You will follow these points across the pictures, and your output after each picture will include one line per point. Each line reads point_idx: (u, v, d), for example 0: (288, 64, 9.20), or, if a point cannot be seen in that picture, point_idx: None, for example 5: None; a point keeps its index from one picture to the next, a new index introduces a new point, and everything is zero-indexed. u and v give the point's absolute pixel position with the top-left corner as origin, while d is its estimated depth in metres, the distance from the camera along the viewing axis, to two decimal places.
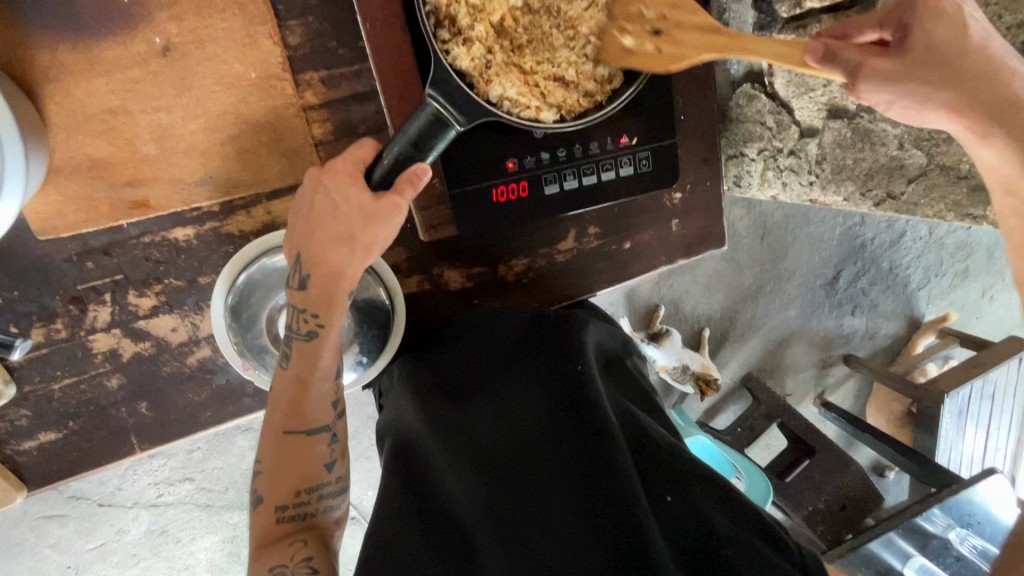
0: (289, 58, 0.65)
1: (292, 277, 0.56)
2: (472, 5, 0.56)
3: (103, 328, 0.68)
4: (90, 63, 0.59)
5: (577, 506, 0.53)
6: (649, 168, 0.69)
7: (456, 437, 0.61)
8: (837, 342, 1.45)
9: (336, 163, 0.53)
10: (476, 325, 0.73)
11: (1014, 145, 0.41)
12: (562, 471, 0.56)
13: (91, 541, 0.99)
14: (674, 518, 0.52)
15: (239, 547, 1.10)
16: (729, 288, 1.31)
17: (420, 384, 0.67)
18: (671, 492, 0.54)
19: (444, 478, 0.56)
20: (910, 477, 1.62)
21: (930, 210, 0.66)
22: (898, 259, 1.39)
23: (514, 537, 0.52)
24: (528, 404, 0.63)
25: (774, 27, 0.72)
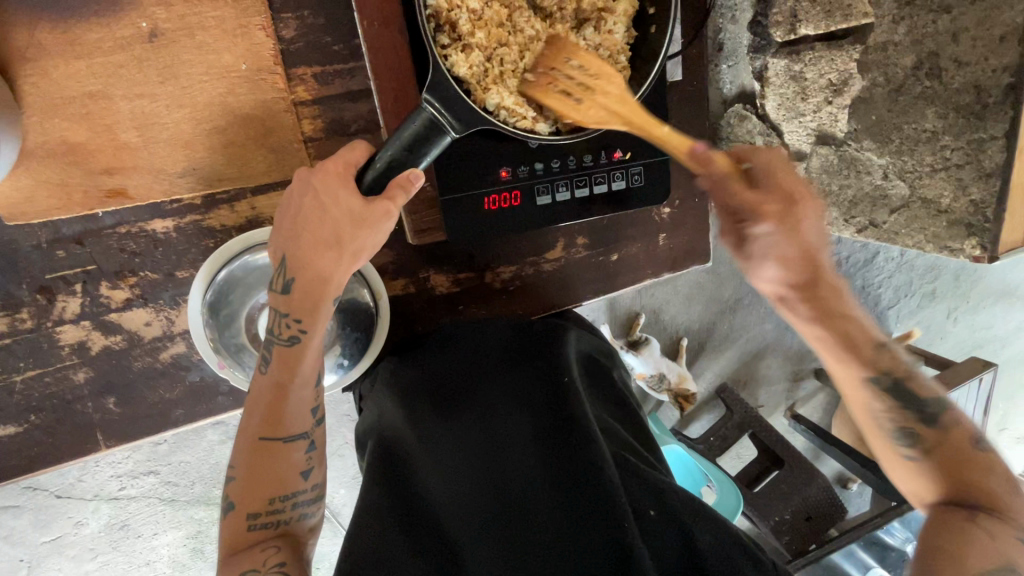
0: (282, 51, 0.63)
1: (274, 280, 0.52)
2: (472, 11, 0.55)
3: (73, 319, 0.65)
4: (70, 45, 0.56)
5: (561, 513, 0.54)
6: (641, 184, 0.70)
7: (441, 441, 0.61)
8: (809, 357, 1.48)
9: (327, 164, 0.51)
10: (461, 331, 0.73)
11: (816, 315, 0.53)
12: (546, 477, 0.56)
13: (47, 534, 0.95)
14: (659, 535, 0.51)
15: (203, 543, 1.07)
16: (708, 299, 1.33)
17: (406, 386, 0.67)
18: (655, 506, 0.53)
19: (426, 481, 0.57)
20: (872, 490, 1.67)
21: (911, 241, 0.63)
22: (871, 279, 1.41)
23: (497, 540, 0.52)
24: (514, 411, 0.63)
25: (767, 51, 0.75)
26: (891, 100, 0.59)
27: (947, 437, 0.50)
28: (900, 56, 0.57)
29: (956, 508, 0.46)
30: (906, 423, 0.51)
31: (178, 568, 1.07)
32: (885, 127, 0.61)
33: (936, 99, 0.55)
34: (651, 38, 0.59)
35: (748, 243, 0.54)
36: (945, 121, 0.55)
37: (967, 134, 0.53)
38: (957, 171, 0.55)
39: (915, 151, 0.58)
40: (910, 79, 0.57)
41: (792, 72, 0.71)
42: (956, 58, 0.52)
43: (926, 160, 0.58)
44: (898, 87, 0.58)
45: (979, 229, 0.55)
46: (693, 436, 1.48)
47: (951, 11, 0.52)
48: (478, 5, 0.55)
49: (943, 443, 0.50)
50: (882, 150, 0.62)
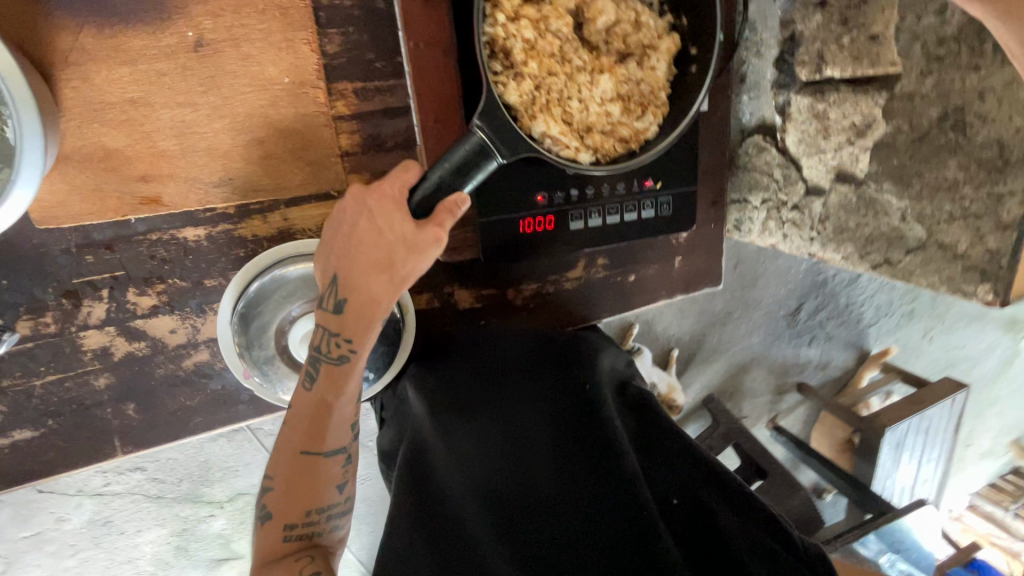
0: (325, 66, 0.63)
1: (326, 300, 0.53)
2: (527, 40, 0.55)
3: (97, 325, 0.64)
4: (115, 50, 0.55)
5: (587, 510, 0.58)
6: (668, 213, 0.71)
7: (462, 445, 0.63)
8: (793, 371, 1.52)
9: (382, 186, 0.52)
10: (482, 338, 0.74)
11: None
12: (569, 477, 0.61)
13: (24, 529, 0.89)
14: (681, 522, 0.59)
15: (188, 542, 1.00)
16: (700, 311, 1.37)
17: (429, 391, 0.67)
18: (676, 495, 0.61)
19: (451, 489, 0.60)
20: (846, 500, 1.73)
21: (926, 281, 0.65)
22: (853, 297, 1.49)
23: (529, 543, 0.56)
24: (536, 414, 0.65)
25: (792, 88, 0.77)
26: (915, 147, 0.62)
27: None
28: (926, 107, 0.60)
29: None
30: None
31: (162, 566, 1.01)
32: (907, 172, 0.64)
33: (959, 150, 0.58)
34: (691, 78, 0.61)
35: None
36: (966, 173, 0.58)
37: (987, 187, 0.56)
38: (974, 221, 0.58)
39: (935, 198, 0.62)
40: (933, 129, 0.60)
41: (816, 111, 0.74)
42: (982, 115, 0.55)
43: (945, 208, 0.61)
44: (921, 136, 0.61)
45: (992, 275, 0.57)
46: None
47: (980, 70, 0.54)
48: (533, 34, 0.56)
49: None
50: (902, 194, 0.65)
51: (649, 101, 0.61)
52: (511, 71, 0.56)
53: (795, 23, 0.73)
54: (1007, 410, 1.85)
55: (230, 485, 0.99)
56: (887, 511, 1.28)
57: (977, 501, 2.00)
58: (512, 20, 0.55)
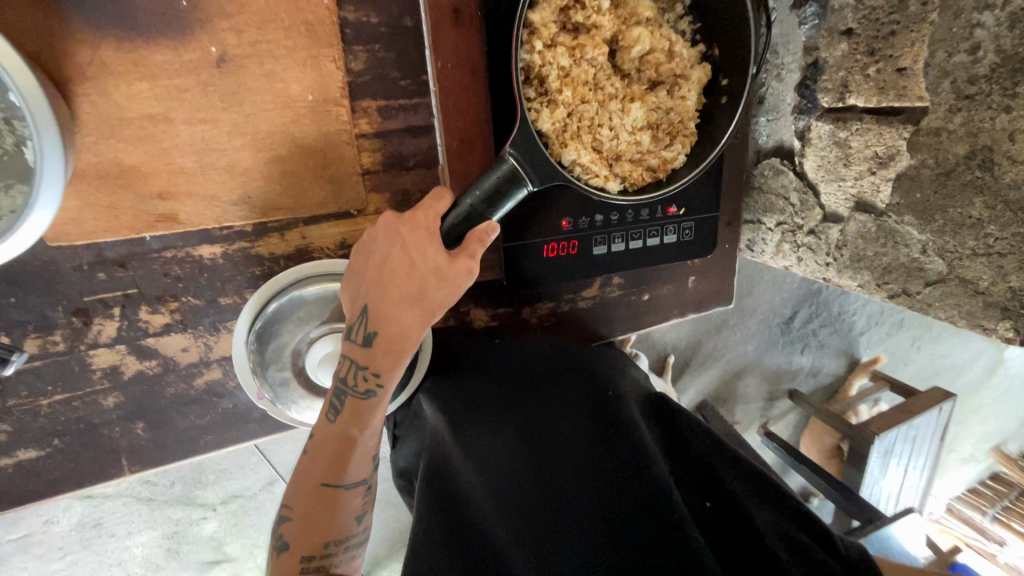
0: (349, 83, 0.62)
1: (355, 331, 0.52)
2: (563, 67, 0.55)
3: (107, 343, 0.63)
4: (135, 65, 0.54)
5: (614, 511, 0.58)
6: (690, 238, 0.71)
7: (487, 450, 0.63)
8: (785, 377, 1.54)
9: (415, 216, 0.51)
10: (501, 353, 0.76)
11: None
12: (599, 477, 0.61)
13: (13, 532, 0.88)
14: (714, 524, 0.62)
15: (181, 544, 0.98)
16: (696, 319, 1.37)
17: (450, 402, 0.68)
18: (709, 498, 0.63)
19: (479, 494, 0.59)
20: (833, 505, 1.76)
21: (943, 314, 0.66)
22: (847, 305, 1.50)
23: (562, 544, 0.56)
24: (561, 421, 0.66)
25: (813, 113, 0.77)
26: (939, 182, 0.63)
27: None
28: (953, 144, 0.60)
29: None
30: None
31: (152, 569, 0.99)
32: (930, 207, 0.64)
33: (986, 188, 0.58)
34: (721, 109, 0.61)
35: None
36: (992, 212, 0.58)
37: (1013, 227, 0.56)
38: (998, 259, 0.58)
39: (957, 233, 0.62)
40: (960, 166, 0.60)
41: (837, 138, 0.74)
42: (1010, 155, 0.55)
43: (967, 244, 0.61)
44: (947, 172, 0.61)
45: (1013, 313, 0.58)
46: None
47: (1010, 111, 0.54)
48: (568, 61, 0.55)
49: None
50: (924, 227, 0.65)
51: (676, 130, 0.61)
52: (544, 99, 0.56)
53: (819, 50, 0.74)
54: (989, 418, 1.88)
55: (225, 487, 0.97)
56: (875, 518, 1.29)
57: (955, 504, 2.06)
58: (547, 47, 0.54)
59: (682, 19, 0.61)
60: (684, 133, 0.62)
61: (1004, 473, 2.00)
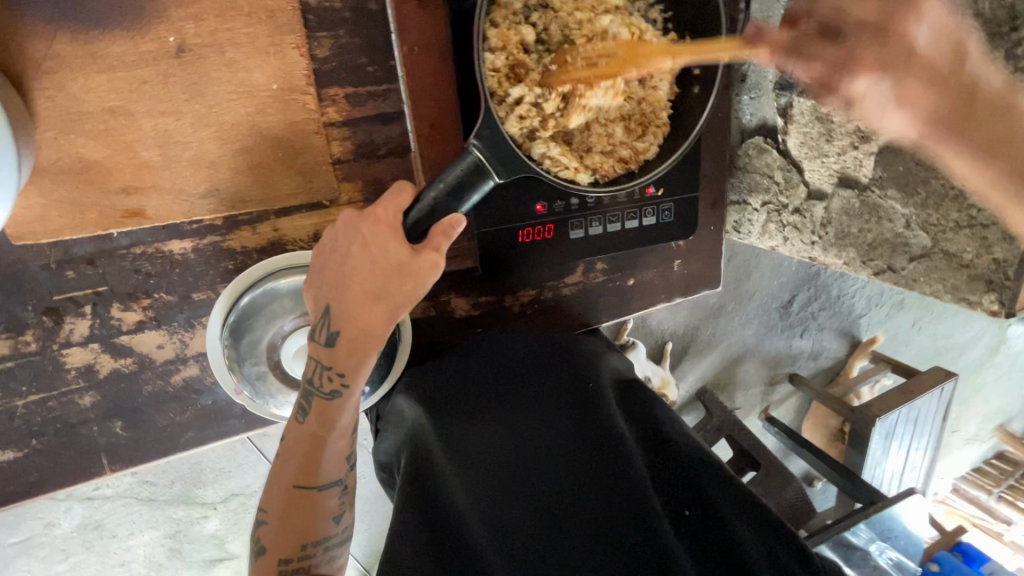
0: (315, 71, 0.60)
1: (317, 331, 0.51)
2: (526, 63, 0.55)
3: (80, 342, 0.62)
4: (91, 57, 0.52)
5: (598, 519, 0.60)
6: (670, 219, 0.70)
7: (470, 449, 0.63)
8: (784, 361, 1.53)
9: (377, 211, 0.50)
10: (482, 341, 0.74)
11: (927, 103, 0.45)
12: (586, 485, 0.62)
13: (15, 535, 0.88)
14: (694, 533, 0.61)
15: (183, 544, 0.99)
16: (694, 305, 1.36)
17: (429, 397, 0.67)
18: (688, 506, 0.63)
19: (461, 497, 0.60)
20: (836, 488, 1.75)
21: (928, 290, 0.65)
22: (847, 288, 1.48)
23: (542, 551, 0.58)
24: (542, 419, 0.66)
25: (793, 89, 0.75)
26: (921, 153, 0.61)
27: None
28: None
29: None
30: None
31: (155, 569, 0.99)
32: (912, 179, 0.63)
33: None
34: (694, 98, 0.60)
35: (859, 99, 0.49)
36: None
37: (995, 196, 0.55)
38: (981, 231, 0.57)
39: (941, 207, 0.61)
40: None
41: (819, 113, 0.71)
42: None
43: (950, 217, 0.60)
44: None
45: (998, 286, 0.57)
46: None
47: None
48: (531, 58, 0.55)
49: None
50: (907, 200, 0.64)
51: (648, 119, 0.61)
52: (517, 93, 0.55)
53: None
54: (992, 397, 1.87)
55: (224, 486, 0.97)
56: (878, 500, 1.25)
57: (961, 484, 2.04)
58: (569, 78, 0.55)
59: (653, 7, 0.60)
60: (655, 123, 0.61)
61: (1009, 452, 2.00)
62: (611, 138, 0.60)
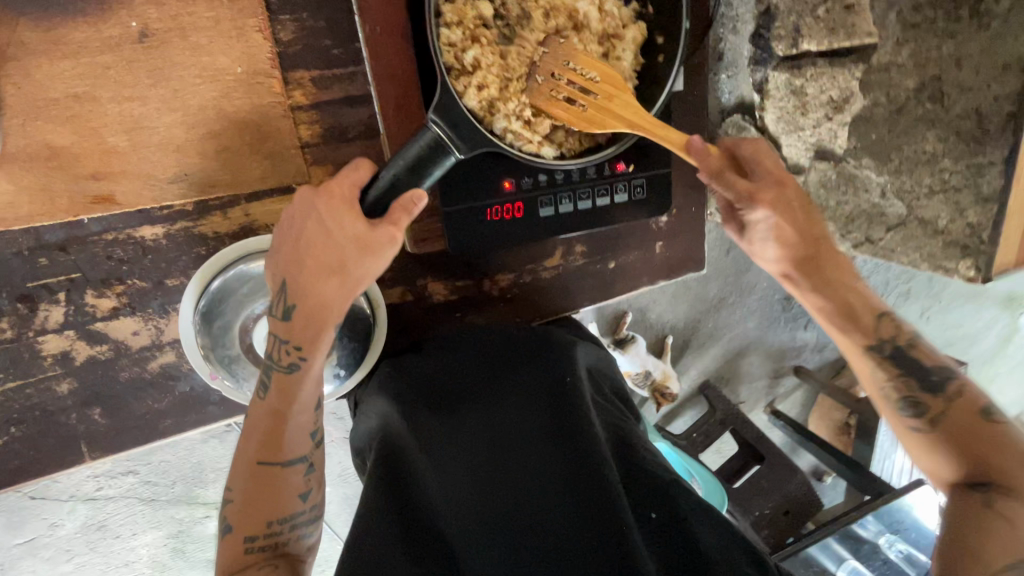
0: (279, 54, 0.61)
1: (275, 306, 0.52)
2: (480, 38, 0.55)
3: (56, 329, 0.63)
4: (54, 43, 0.53)
5: (560, 514, 0.57)
6: (643, 195, 0.69)
7: (440, 439, 0.63)
8: (789, 354, 1.51)
9: (331, 185, 0.50)
10: (463, 335, 0.75)
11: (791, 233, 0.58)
12: (551, 481, 0.60)
13: (19, 537, 0.89)
14: (661, 537, 0.57)
15: (186, 544, 1.01)
16: (694, 298, 1.35)
17: (409, 388, 0.67)
18: (655, 509, 0.59)
19: (429, 488, 0.59)
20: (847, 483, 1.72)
21: (905, 258, 0.64)
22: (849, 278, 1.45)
23: (498, 543, 0.56)
24: (515, 411, 0.65)
25: (768, 64, 0.73)
26: (892, 120, 0.60)
27: (948, 409, 0.52)
28: (903, 77, 0.58)
29: (973, 495, 0.48)
30: (911, 392, 0.54)
31: (159, 569, 1.02)
32: (885, 147, 0.62)
33: (937, 121, 0.56)
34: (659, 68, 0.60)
35: (748, 228, 0.60)
36: (945, 145, 0.56)
37: (965, 159, 0.54)
38: (953, 195, 0.56)
39: (914, 172, 0.60)
40: (910, 101, 0.58)
41: (793, 86, 0.70)
42: (959, 83, 0.53)
43: (924, 182, 0.59)
44: (898, 108, 0.59)
45: (974, 251, 0.56)
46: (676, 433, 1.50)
47: (955, 37, 0.53)
48: (487, 34, 0.55)
49: (949, 411, 0.52)
50: (881, 168, 0.63)
51: None
52: (476, 67, 0.55)
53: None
54: (1004, 388, 1.84)
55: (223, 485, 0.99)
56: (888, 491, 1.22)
57: None
58: (543, 95, 0.56)
59: None
60: None
61: None
62: None
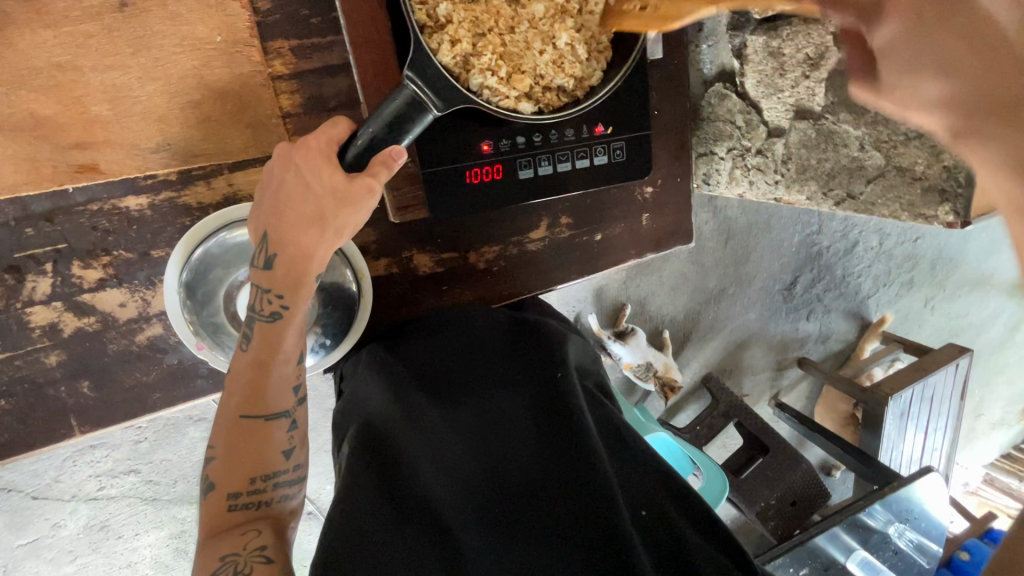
0: (258, 24, 0.62)
1: (257, 256, 0.53)
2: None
3: (43, 300, 0.64)
4: (36, 13, 0.54)
5: (553, 507, 0.57)
6: (623, 158, 0.70)
7: (432, 427, 0.62)
8: (792, 346, 1.50)
9: (309, 141, 0.51)
10: (452, 321, 0.74)
11: None
12: (544, 471, 0.59)
13: (22, 537, 0.89)
14: (650, 534, 0.58)
15: (187, 543, 1.02)
16: (692, 289, 1.34)
17: (400, 375, 0.67)
18: (646, 506, 0.59)
19: (422, 472, 0.57)
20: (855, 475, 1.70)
21: (887, 210, 0.65)
22: (851, 267, 1.46)
23: (490, 533, 0.55)
24: (508, 401, 0.65)
25: (746, 29, 0.72)
26: None
27: None
28: None
29: None
30: None
31: (161, 569, 1.02)
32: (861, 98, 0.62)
33: None
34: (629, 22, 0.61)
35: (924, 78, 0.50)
36: None
37: None
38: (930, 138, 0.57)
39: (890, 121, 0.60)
40: None
41: (771, 48, 0.70)
42: None
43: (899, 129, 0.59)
44: None
45: (952, 195, 0.57)
46: (680, 426, 1.48)
47: None
48: None
49: None
50: (858, 121, 0.63)
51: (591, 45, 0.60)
52: (448, 23, 0.56)
53: None
54: (1016, 378, 1.84)
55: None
56: (894, 480, 1.19)
57: (996, 475, 1.97)
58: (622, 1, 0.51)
59: None
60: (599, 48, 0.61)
61: None
62: (556, 66, 0.59)
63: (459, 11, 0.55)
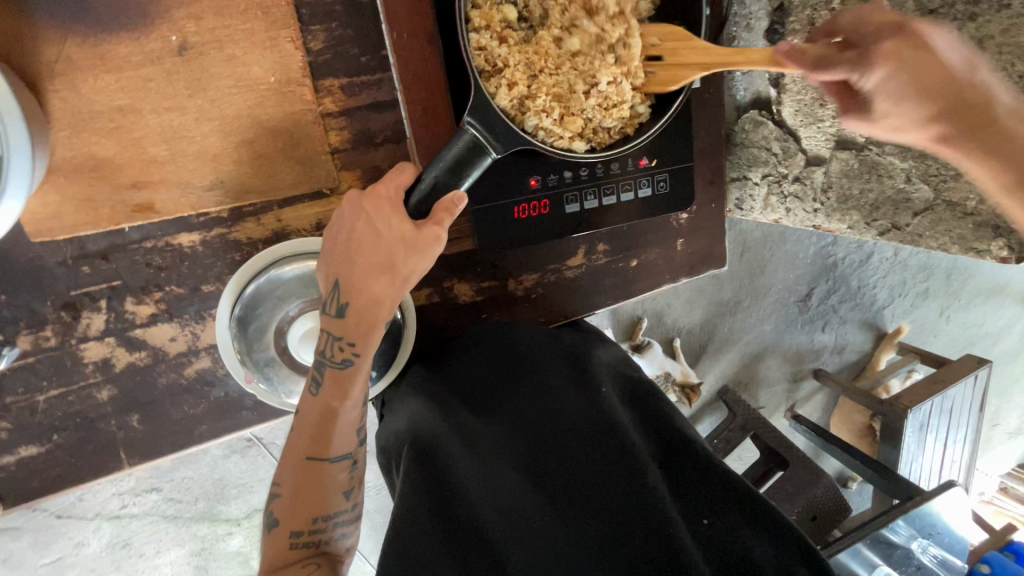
0: (310, 63, 0.63)
1: (329, 304, 0.54)
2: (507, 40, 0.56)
3: (97, 336, 0.64)
4: (99, 59, 0.56)
5: (605, 519, 0.55)
6: (666, 190, 0.71)
7: (475, 440, 0.59)
8: (807, 357, 1.49)
9: (379, 187, 0.52)
10: (490, 331, 0.71)
11: None
12: (594, 483, 0.57)
13: (46, 556, 0.90)
14: (711, 542, 0.55)
15: (209, 561, 1.03)
16: (709, 303, 1.34)
17: (441, 393, 0.65)
18: (707, 514, 0.57)
19: (467, 489, 0.55)
20: (872, 487, 1.69)
21: (935, 243, 0.65)
22: (865, 278, 1.45)
23: (543, 548, 0.53)
24: (552, 409, 0.62)
25: None
26: None
27: None
28: None
29: None
30: None
31: None
32: None
33: None
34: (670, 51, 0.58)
35: None
36: None
37: None
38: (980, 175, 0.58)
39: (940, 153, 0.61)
40: None
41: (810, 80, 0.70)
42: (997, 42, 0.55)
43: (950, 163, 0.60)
44: None
45: (1005, 231, 0.57)
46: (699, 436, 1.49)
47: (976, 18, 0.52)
48: (514, 35, 0.57)
49: None
50: (905, 154, 0.64)
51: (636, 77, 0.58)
52: (504, 66, 0.56)
53: None
54: None
55: (246, 502, 1.00)
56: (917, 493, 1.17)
57: (1009, 482, 1.97)
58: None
59: None
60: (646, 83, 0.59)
61: None
62: (602, 106, 0.59)
63: (513, 54, 0.56)
